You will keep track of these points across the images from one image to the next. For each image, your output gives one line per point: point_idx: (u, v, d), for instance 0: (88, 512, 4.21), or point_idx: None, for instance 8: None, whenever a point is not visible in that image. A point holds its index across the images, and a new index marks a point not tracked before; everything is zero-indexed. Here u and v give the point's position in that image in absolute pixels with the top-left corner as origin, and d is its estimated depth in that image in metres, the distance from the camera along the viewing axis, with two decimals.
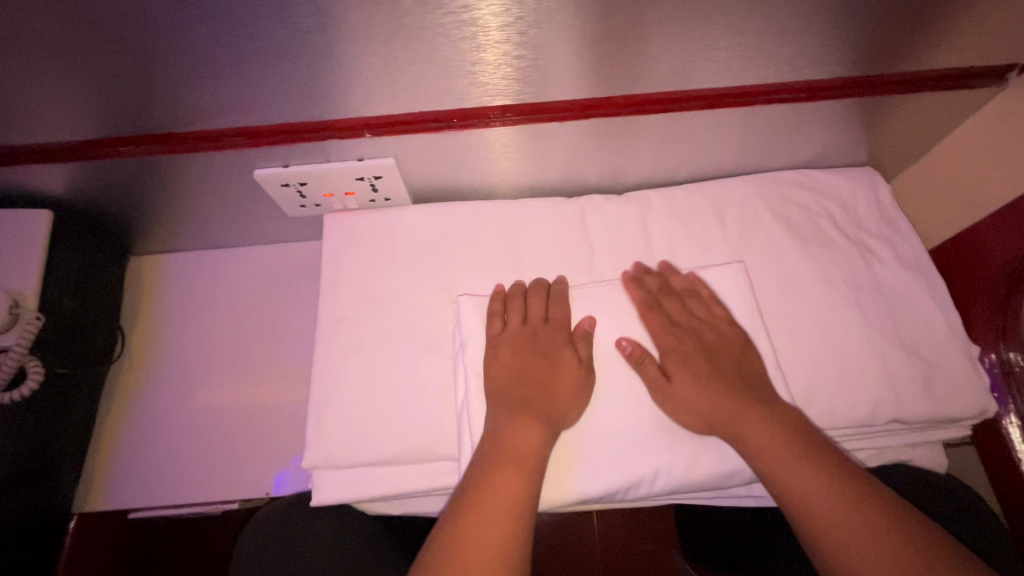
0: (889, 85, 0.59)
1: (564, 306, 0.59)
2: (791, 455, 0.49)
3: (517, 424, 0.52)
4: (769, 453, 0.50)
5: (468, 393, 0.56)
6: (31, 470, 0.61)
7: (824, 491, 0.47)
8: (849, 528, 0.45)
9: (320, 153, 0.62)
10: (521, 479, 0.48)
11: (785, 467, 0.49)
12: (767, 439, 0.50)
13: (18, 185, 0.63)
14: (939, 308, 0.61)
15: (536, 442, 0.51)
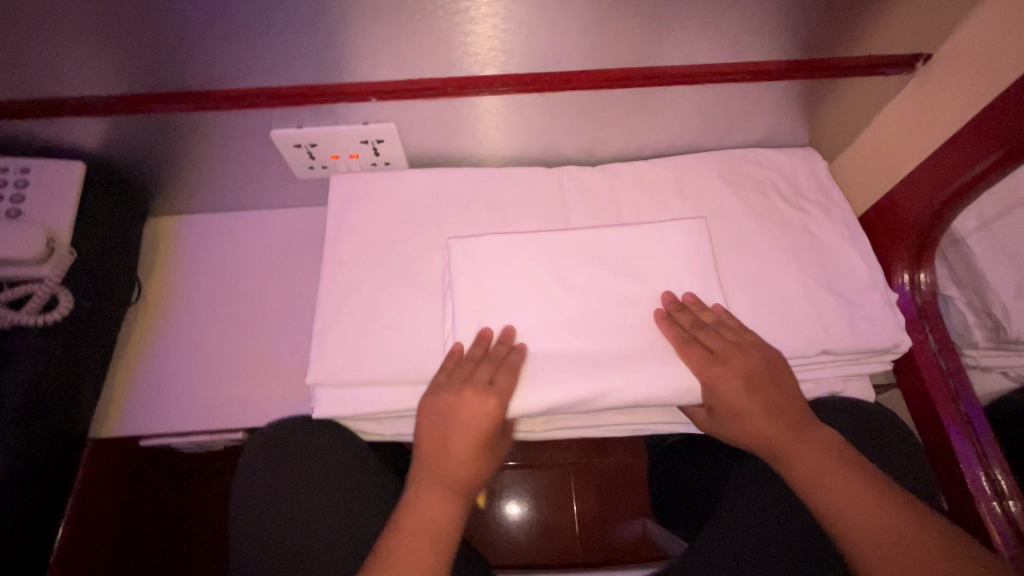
0: (821, 70, 0.69)
1: (543, 249, 0.67)
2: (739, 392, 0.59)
3: (449, 415, 0.59)
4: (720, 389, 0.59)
5: (462, 319, 0.64)
6: (58, 392, 0.67)
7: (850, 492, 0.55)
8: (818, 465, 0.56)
9: (330, 117, 0.70)
10: (451, 472, 0.58)
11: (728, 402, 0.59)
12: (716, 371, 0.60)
13: (55, 139, 0.70)
14: (864, 260, 0.71)
15: (469, 426, 0.58)
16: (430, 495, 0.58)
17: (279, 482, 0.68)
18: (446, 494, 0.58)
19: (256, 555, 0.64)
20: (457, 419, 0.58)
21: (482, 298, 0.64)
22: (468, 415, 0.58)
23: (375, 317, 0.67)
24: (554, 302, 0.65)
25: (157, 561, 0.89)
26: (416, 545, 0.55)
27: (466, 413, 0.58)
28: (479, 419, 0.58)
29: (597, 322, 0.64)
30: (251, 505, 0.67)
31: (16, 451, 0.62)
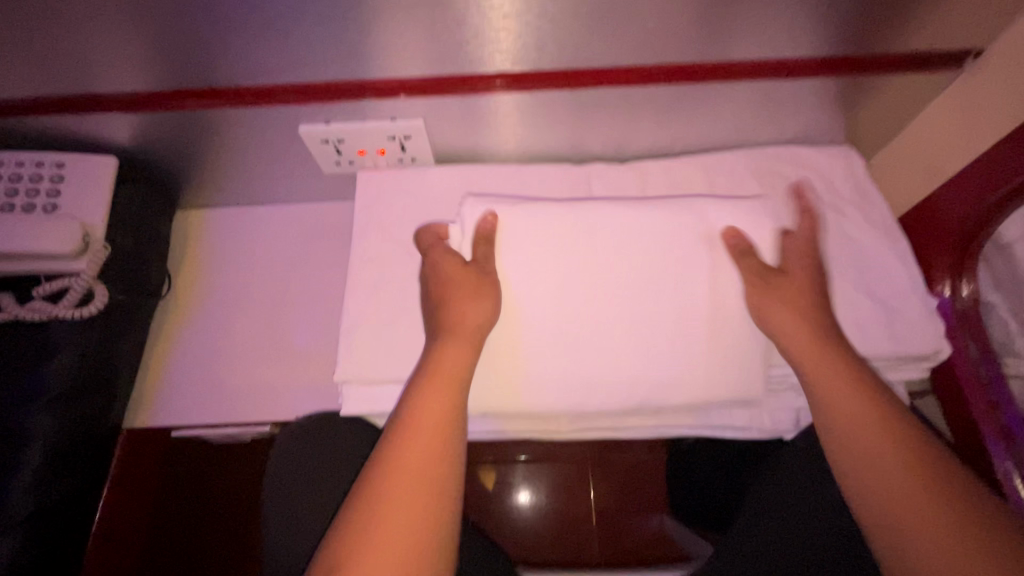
0: (863, 66, 0.67)
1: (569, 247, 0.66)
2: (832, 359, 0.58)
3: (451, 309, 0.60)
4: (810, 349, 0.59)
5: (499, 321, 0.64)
6: (93, 382, 0.69)
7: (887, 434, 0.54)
8: (888, 454, 0.53)
9: (358, 113, 0.70)
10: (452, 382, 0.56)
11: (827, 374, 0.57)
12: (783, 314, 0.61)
13: (88, 132, 0.71)
14: (903, 265, 0.69)
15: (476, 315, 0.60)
16: (433, 386, 0.55)
17: (304, 478, 0.68)
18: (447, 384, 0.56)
19: (288, 547, 0.65)
20: (445, 317, 0.60)
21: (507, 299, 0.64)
22: (445, 311, 0.60)
23: (402, 316, 0.67)
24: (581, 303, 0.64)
25: (185, 547, 0.90)
26: (417, 456, 0.51)
27: (446, 310, 0.60)
28: (452, 312, 0.60)
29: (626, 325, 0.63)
30: (279, 498, 0.68)
31: (54, 442, 0.64)
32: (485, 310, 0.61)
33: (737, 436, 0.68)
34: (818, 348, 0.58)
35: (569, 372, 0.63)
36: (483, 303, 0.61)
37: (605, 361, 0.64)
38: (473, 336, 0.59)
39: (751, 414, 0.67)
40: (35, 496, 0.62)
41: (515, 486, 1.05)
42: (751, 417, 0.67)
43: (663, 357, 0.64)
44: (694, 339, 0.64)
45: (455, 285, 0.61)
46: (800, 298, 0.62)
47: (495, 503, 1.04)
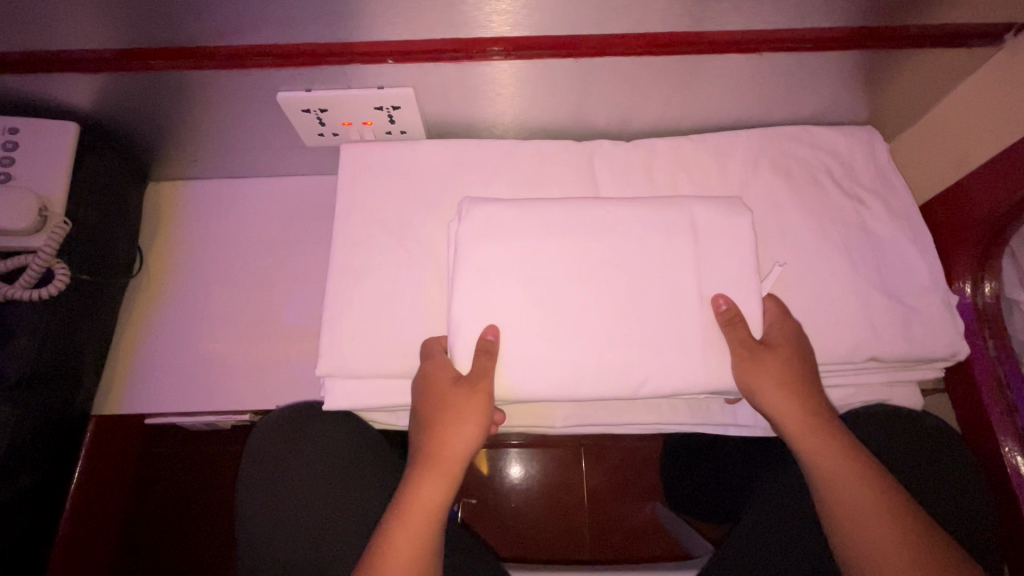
0: (895, 40, 0.61)
1: (568, 229, 0.62)
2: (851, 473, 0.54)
3: (444, 425, 0.56)
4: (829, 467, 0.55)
5: (489, 310, 0.59)
6: (55, 368, 0.64)
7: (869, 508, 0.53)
8: (876, 537, 0.52)
9: (342, 80, 0.64)
10: (441, 483, 0.56)
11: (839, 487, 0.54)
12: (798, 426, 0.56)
13: (45, 96, 0.64)
14: (924, 258, 0.65)
15: (472, 433, 0.56)
16: (429, 483, 0.56)
17: (283, 472, 0.65)
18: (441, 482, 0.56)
19: (260, 548, 0.61)
20: (431, 440, 0.57)
21: (501, 287, 0.59)
22: (427, 434, 0.57)
23: (389, 304, 0.63)
24: (578, 290, 0.60)
25: (167, 534, 0.88)
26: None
27: (429, 437, 0.56)
28: (434, 439, 0.57)
29: (626, 316, 0.59)
30: (253, 496, 0.64)
31: (16, 433, 0.60)
32: (471, 434, 0.56)
33: (739, 435, 0.65)
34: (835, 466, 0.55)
35: (555, 357, 0.58)
36: (470, 427, 0.56)
37: (606, 358, 0.58)
38: (455, 469, 0.57)
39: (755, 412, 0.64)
40: None
41: (507, 475, 1.03)
42: (756, 416, 0.64)
43: (662, 345, 0.58)
44: (693, 328, 0.59)
45: (449, 406, 0.56)
46: (811, 389, 0.57)
47: (487, 489, 1.02)
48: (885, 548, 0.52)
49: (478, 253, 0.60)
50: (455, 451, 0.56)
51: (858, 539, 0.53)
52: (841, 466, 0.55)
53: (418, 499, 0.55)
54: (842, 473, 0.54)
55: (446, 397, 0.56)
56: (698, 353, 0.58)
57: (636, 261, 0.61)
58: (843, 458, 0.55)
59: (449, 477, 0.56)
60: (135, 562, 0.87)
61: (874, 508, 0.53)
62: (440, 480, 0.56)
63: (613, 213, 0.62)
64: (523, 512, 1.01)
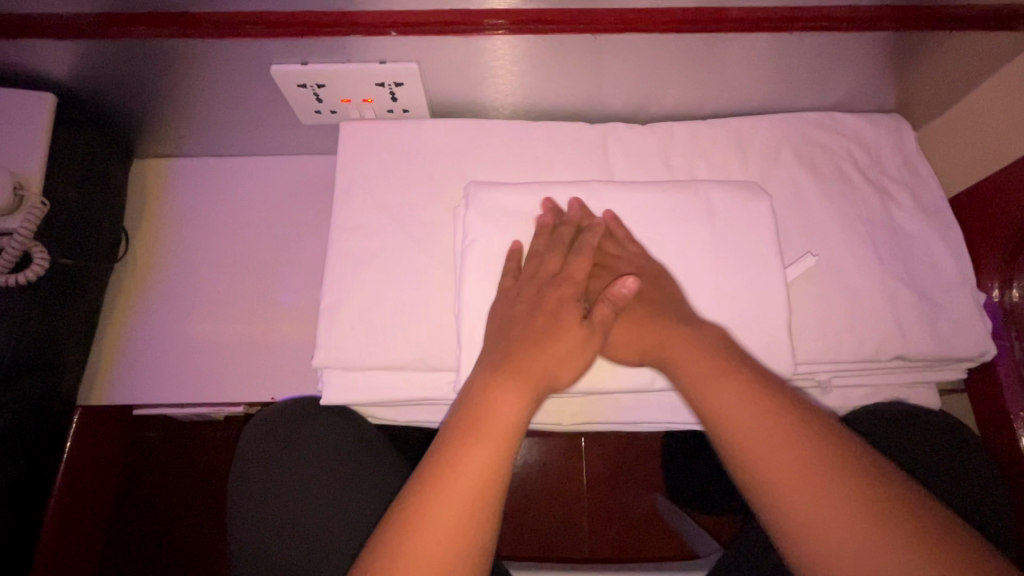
0: (937, 21, 0.57)
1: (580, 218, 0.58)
2: (761, 416, 0.45)
3: (497, 384, 0.48)
4: (722, 403, 0.47)
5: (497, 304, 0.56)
6: (36, 357, 0.61)
7: (793, 461, 0.42)
8: (797, 495, 0.41)
9: (340, 52, 0.59)
10: (494, 451, 0.44)
11: (764, 450, 0.43)
12: (707, 376, 0.48)
13: (15, 63, 0.59)
14: (951, 254, 0.62)
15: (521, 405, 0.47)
16: (474, 443, 0.44)
17: (276, 473, 0.62)
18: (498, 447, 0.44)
19: (256, 547, 0.58)
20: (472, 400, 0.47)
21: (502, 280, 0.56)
22: (468, 401, 0.47)
23: (389, 294, 0.60)
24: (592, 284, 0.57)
25: (157, 521, 0.86)
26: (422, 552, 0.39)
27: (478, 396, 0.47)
28: (478, 404, 0.47)
29: None
30: (252, 491, 0.61)
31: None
32: (518, 397, 0.47)
33: None
34: (752, 422, 0.45)
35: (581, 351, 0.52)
36: (518, 387, 0.47)
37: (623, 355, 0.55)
38: (507, 436, 0.45)
39: None
40: None
41: None
42: None
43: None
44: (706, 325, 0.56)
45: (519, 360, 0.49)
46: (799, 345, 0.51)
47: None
48: (808, 505, 0.40)
49: (486, 243, 0.57)
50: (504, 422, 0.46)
51: (780, 493, 0.41)
52: (757, 413, 0.45)
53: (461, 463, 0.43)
54: (746, 429, 0.45)
55: (530, 356, 0.50)
56: None
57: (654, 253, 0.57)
58: (755, 407, 0.45)
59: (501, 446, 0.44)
60: (127, 552, 0.85)
61: (820, 477, 0.41)
62: (490, 449, 0.44)
63: (626, 202, 0.59)
64: (521, 502, 1.00)
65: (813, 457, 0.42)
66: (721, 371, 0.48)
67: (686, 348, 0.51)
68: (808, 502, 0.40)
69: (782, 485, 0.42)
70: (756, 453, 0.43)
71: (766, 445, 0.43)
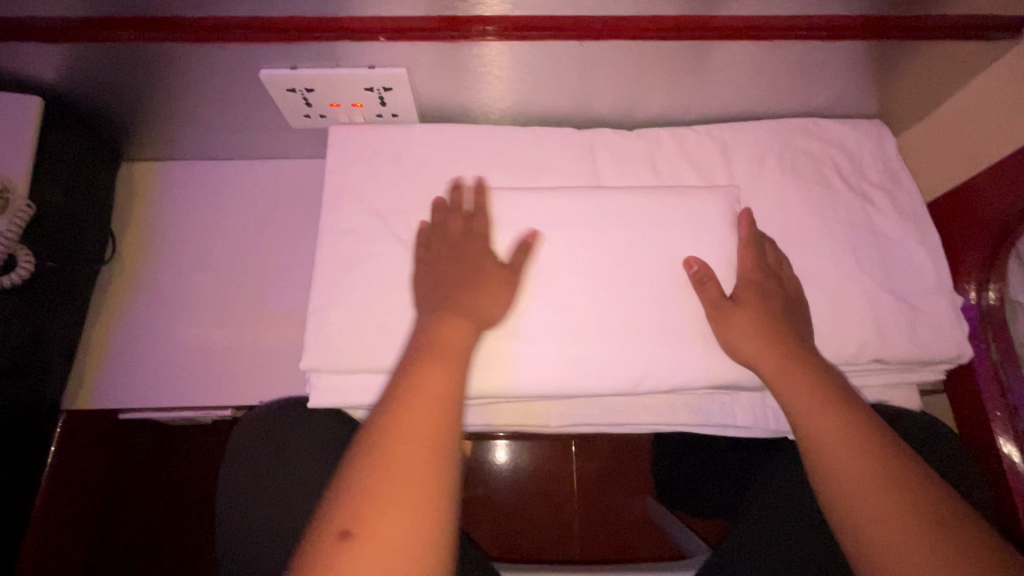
0: (914, 30, 0.58)
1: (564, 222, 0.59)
2: (838, 422, 0.47)
3: (451, 322, 0.51)
4: (806, 407, 0.49)
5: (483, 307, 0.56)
6: (20, 361, 0.61)
7: (869, 469, 0.44)
8: (872, 498, 0.43)
9: (330, 57, 0.59)
10: (445, 375, 0.46)
11: (850, 476, 0.45)
12: (792, 382, 0.50)
13: (1, 66, 0.59)
14: (930, 258, 0.64)
15: (471, 336, 0.50)
16: (430, 364, 0.46)
17: (264, 478, 0.62)
18: (450, 370, 0.46)
19: (249, 545, 0.58)
20: (432, 331, 0.50)
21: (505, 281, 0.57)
22: (388, 392, 0.45)
23: (378, 297, 0.60)
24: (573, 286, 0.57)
25: (144, 527, 0.85)
26: (391, 475, 0.40)
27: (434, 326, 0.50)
28: (436, 333, 0.49)
29: (627, 312, 0.57)
30: (248, 488, 0.61)
31: None
32: (446, 373, 0.46)
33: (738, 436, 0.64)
34: (848, 451, 0.45)
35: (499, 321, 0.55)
36: (440, 367, 0.46)
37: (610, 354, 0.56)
38: (461, 360, 0.48)
39: (756, 414, 0.62)
40: None
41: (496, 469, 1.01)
42: (756, 417, 0.62)
43: (659, 346, 0.56)
44: (690, 328, 0.57)
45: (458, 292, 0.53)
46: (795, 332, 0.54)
47: (475, 482, 1.00)
48: (880, 507, 0.43)
49: (474, 247, 0.57)
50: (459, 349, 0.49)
51: (852, 495, 0.44)
52: (833, 422, 0.47)
53: (417, 384, 0.45)
54: (841, 454, 0.46)
55: (462, 289, 0.54)
56: (701, 354, 0.56)
57: (639, 257, 0.58)
58: (834, 415, 0.48)
59: (452, 370, 0.47)
60: (112, 559, 0.84)
61: (907, 495, 0.43)
62: (444, 374, 0.46)
63: (613, 206, 0.60)
64: (512, 506, 1.00)
65: (902, 477, 0.44)
66: (814, 389, 0.49)
67: (780, 355, 0.52)
68: (879, 502, 0.43)
69: (855, 488, 0.44)
70: (831, 455, 0.46)
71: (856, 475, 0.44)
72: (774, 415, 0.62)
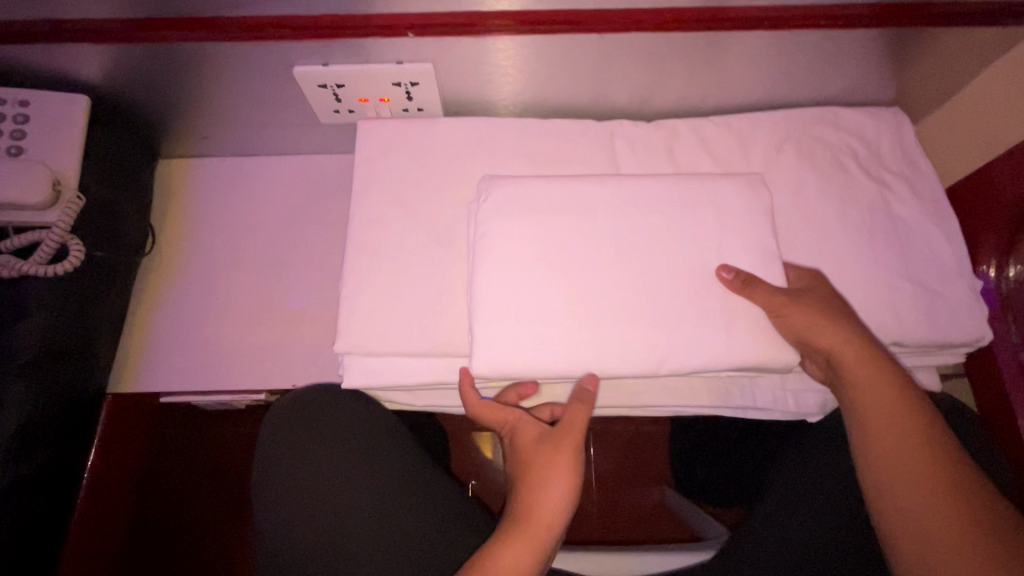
0: (929, 17, 0.59)
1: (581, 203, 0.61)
2: (886, 395, 0.54)
3: (548, 472, 0.56)
4: (857, 377, 0.55)
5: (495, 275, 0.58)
6: (71, 345, 0.64)
7: (905, 440, 0.53)
8: (905, 466, 0.52)
9: (360, 54, 0.62)
10: (566, 479, 0.55)
11: (889, 446, 0.53)
12: (848, 356, 0.55)
13: (53, 67, 0.63)
14: (948, 242, 0.64)
15: (563, 499, 0.55)
16: (512, 543, 0.53)
17: (302, 457, 0.64)
18: (527, 545, 0.52)
19: (281, 551, 0.61)
20: (518, 502, 0.56)
21: (524, 262, 0.59)
22: (517, 499, 0.56)
23: (406, 283, 0.62)
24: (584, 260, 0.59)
25: (180, 510, 0.89)
26: None
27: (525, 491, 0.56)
28: (529, 504, 0.55)
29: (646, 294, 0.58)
30: (272, 496, 0.63)
31: (33, 408, 0.60)
32: (566, 489, 0.55)
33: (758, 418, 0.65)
34: (893, 419, 0.54)
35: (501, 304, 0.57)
36: (562, 481, 0.55)
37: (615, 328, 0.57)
38: (542, 540, 0.53)
39: (775, 396, 0.63)
40: (11, 465, 0.58)
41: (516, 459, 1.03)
42: (776, 400, 0.63)
43: (678, 328, 0.58)
44: (706, 311, 0.58)
45: (531, 466, 0.57)
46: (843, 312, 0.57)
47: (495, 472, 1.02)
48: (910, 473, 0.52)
49: (498, 233, 0.59)
50: (552, 515, 0.54)
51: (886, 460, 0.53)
52: (882, 397, 0.54)
53: (506, 554, 0.52)
54: (883, 422, 0.54)
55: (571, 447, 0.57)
56: (721, 335, 0.57)
57: (657, 242, 0.60)
58: (881, 389, 0.54)
59: (536, 546, 0.53)
60: (150, 541, 0.88)
61: (937, 469, 0.52)
62: (522, 553, 0.52)
63: (632, 193, 0.61)
64: None
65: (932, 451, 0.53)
66: (874, 367, 0.55)
67: (829, 326, 0.56)
68: (910, 471, 0.52)
69: (890, 455, 0.53)
70: (874, 428, 0.54)
71: (896, 440, 0.53)
72: (793, 398, 0.64)
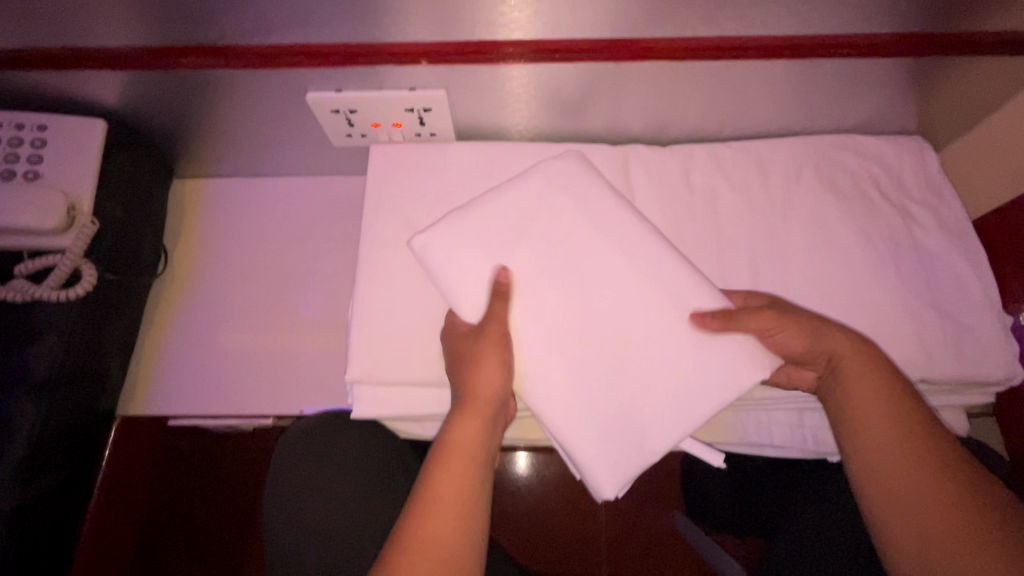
0: (956, 45, 0.58)
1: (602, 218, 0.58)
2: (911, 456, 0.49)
3: (483, 372, 0.52)
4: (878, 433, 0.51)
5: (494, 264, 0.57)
6: (84, 368, 0.64)
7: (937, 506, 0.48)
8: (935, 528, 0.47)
9: (373, 80, 0.62)
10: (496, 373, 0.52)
11: (914, 504, 0.48)
12: (871, 409, 0.52)
13: (70, 91, 0.63)
14: (976, 275, 0.62)
15: (491, 394, 0.52)
16: (445, 459, 0.49)
17: (312, 486, 0.64)
18: (463, 462, 0.49)
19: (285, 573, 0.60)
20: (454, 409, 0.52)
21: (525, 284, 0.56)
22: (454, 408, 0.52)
23: (415, 312, 0.61)
24: (591, 270, 0.56)
25: (186, 529, 0.89)
26: (436, 516, 0.47)
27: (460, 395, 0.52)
28: (464, 402, 0.52)
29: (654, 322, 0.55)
30: (281, 516, 0.62)
31: (42, 432, 0.60)
32: (495, 385, 0.52)
33: (776, 455, 0.63)
34: (912, 477, 0.49)
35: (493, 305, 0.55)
36: (492, 362, 0.53)
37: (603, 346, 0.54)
38: (475, 460, 0.50)
39: (795, 434, 0.61)
40: (20, 489, 0.59)
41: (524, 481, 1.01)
42: (796, 438, 0.61)
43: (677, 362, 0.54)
44: (706, 408, 0.53)
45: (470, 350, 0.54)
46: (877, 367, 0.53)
47: (503, 494, 1.01)
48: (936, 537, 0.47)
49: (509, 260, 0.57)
50: (478, 431, 0.51)
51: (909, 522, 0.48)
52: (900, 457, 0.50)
53: (439, 478, 0.48)
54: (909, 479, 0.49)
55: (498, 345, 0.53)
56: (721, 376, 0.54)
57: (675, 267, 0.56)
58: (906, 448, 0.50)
59: (471, 467, 0.49)
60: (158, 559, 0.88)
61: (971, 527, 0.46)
62: (458, 477, 0.48)
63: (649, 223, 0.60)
64: (540, 517, 1.00)
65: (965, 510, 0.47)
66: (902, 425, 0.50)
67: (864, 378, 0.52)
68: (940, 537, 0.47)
69: (915, 517, 0.48)
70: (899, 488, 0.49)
71: (921, 503, 0.48)
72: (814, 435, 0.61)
